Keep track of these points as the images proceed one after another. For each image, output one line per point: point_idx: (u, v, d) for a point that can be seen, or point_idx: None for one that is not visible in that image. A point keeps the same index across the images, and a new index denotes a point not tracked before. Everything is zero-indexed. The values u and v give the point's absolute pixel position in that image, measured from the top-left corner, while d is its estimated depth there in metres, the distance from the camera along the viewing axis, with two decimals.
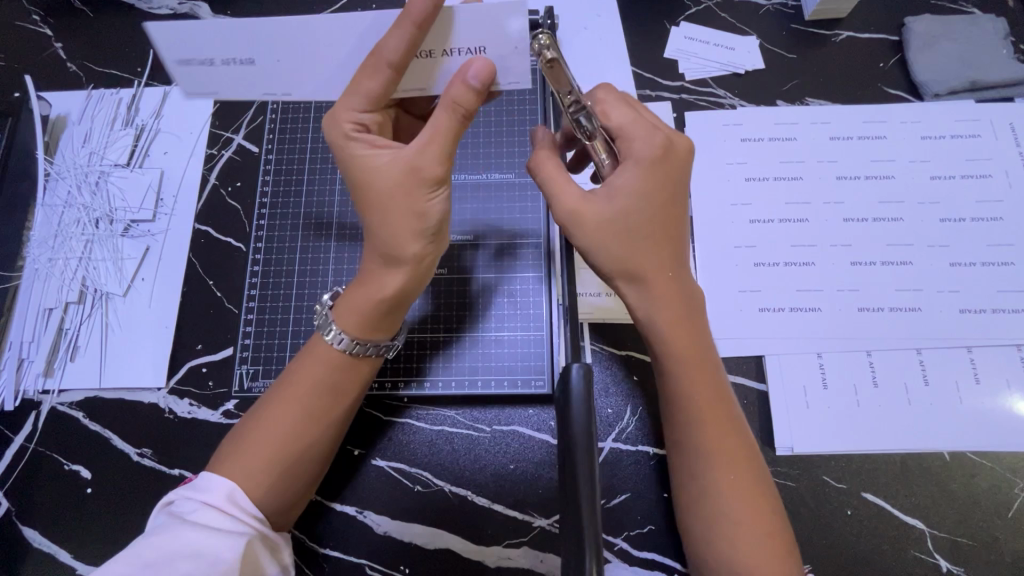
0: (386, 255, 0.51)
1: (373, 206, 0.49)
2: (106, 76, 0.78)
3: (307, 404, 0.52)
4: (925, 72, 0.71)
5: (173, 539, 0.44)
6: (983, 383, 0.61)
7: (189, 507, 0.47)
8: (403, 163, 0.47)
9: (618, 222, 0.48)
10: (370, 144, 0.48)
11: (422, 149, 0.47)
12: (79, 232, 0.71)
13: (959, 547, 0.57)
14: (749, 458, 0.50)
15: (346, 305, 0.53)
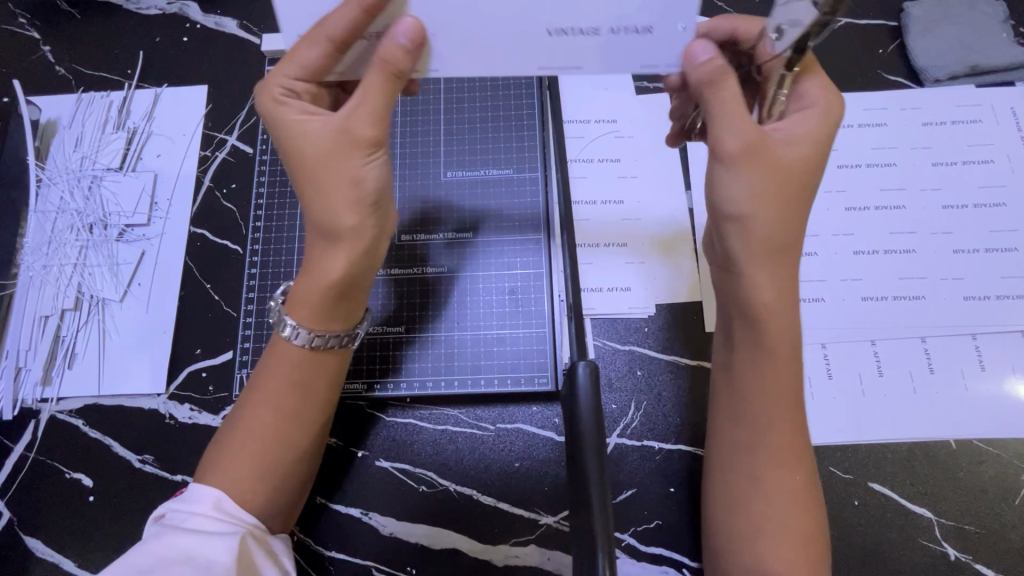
0: (327, 240, 0.49)
1: (315, 188, 0.48)
2: (96, 79, 0.77)
3: (286, 396, 0.52)
4: (924, 58, 0.71)
5: (167, 544, 0.44)
6: (988, 369, 0.60)
7: (181, 515, 0.47)
8: (331, 128, 0.48)
9: (806, 185, 0.48)
10: (346, 106, 0.48)
11: (352, 113, 0.47)
12: (73, 238, 0.70)
13: (967, 535, 0.57)
14: (800, 446, 0.49)
15: (297, 299, 0.51)
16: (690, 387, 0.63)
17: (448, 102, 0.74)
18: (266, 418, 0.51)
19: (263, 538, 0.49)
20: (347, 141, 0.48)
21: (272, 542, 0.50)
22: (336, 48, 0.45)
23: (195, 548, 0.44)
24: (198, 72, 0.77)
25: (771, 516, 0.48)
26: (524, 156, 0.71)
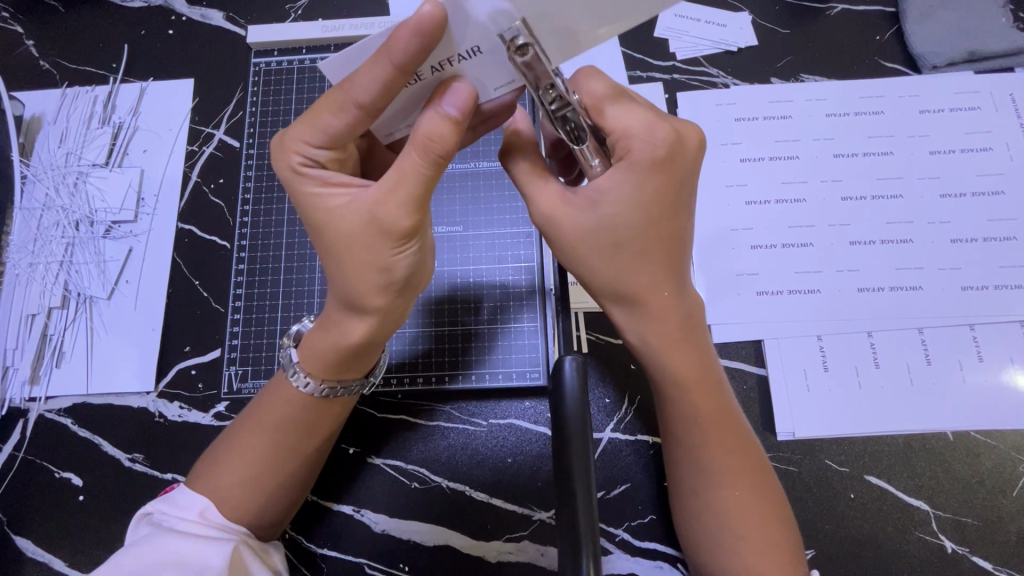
0: (346, 301, 0.47)
1: (331, 253, 0.45)
2: (81, 73, 0.76)
3: (282, 435, 0.51)
4: (922, 44, 0.69)
5: (156, 547, 0.44)
6: (986, 360, 0.60)
7: (170, 520, 0.47)
8: (363, 210, 0.43)
9: (606, 235, 0.45)
10: (375, 188, 0.43)
11: (382, 198, 0.42)
12: (59, 235, 0.69)
13: (964, 527, 0.56)
14: (750, 466, 0.49)
15: (309, 350, 0.50)
16: None
17: None
18: (259, 455, 0.50)
19: (255, 544, 0.49)
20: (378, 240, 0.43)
21: (265, 548, 0.50)
22: (370, 115, 0.41)
23: (188, 553, 0.44)
24: (184, 65, 0.76)
25: (715, 534, 0.48)
26: None
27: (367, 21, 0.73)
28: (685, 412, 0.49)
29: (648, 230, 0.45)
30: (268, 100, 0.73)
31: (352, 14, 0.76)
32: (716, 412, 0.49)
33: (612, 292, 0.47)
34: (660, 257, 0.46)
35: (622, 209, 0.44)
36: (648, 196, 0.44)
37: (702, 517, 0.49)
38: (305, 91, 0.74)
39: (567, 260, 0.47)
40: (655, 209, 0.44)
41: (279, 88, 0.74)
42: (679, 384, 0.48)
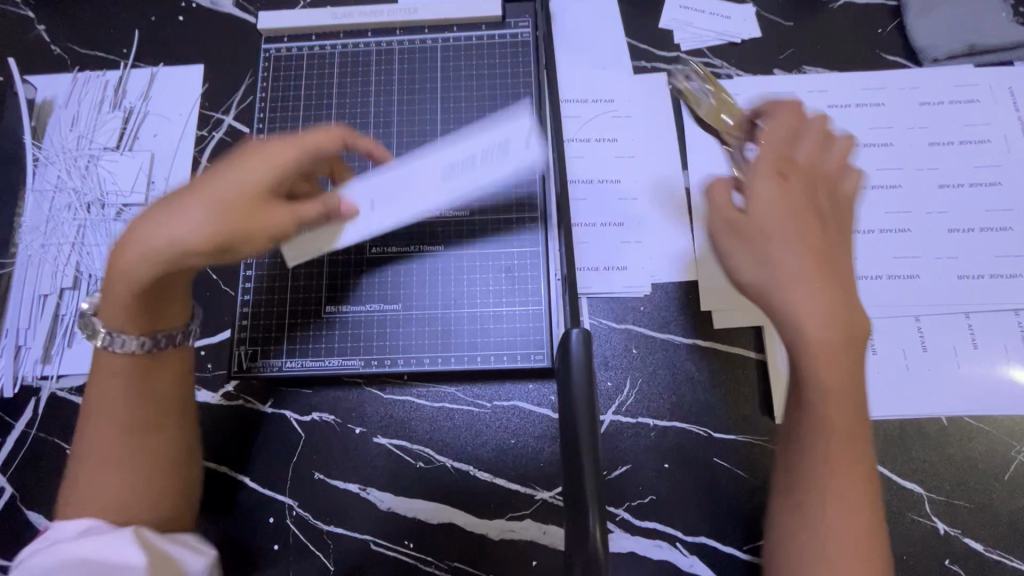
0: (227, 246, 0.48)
1: (219, 183, 0.49)
2: (92, 58, 0.77)
3: (148, 387, 0.52)
4: (923, 37, 0.70)
5: (72, 546, 0.46)
6: (981, 348, 0.61)
7: (72, 518, 0.49)
8: (268, 156, 0.51)
9: (738, 221, 0.47)
10: (278, 147, 0.51)
11: (269, 155, 0.51)
12: (71, 218, 0.71)
13: (956, 510, 0.58)
14: (866, 487, 0.43)
15: (153, 298, 0.51)
16: (687, 363, 0.63)
17: (446, 78, 0.72)
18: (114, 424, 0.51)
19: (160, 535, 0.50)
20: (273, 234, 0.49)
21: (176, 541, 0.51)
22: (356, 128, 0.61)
23: (102, 558, 0.45)
24: (195, 51, 0.77)
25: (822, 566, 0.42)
26: None
27: (376, 8, 0.73)
28: (819, 423, 0.44)
29: (800, 219, 0.46)
30: (278, 83, 0.73)
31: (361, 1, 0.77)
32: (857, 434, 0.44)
33: (788, 316, 0.44)
34: (807, 249, 0.45)
35: (757, 204, 0.47)
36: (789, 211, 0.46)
37: (813, 548, 0.43)
38: (314, 78, 0.73)
39: (736, 266, 0.47)
40: (801, 204, 0.47)
41: (289, 76, 0.73)
42: (811, 388, 0.44)
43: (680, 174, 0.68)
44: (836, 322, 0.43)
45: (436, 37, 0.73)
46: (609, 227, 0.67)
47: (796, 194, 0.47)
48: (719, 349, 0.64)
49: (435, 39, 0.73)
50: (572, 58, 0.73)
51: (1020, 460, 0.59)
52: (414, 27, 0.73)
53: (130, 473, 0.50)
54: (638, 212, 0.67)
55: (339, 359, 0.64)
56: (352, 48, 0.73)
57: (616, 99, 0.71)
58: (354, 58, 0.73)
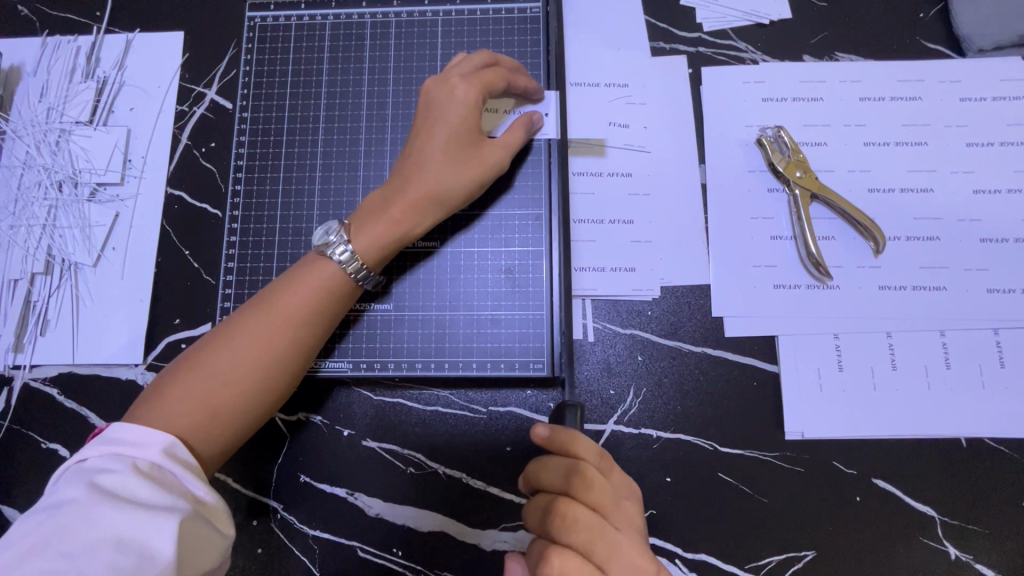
0: (451, 156, 0.56)
1: (445, 105, 0.57)
2: (62, 21, 0.71)
3: (323, 300, 0.54)
4: (969, 25, 0.64)
5: (95, 518, 0.40)
6: (1006, 366, 0.57)
7: (105, 472, 0.43)
8: (470, 85, 0.57)
9: None
10: (464, 83, 0.57)
11: (472, 87, 0.57)
12: (42, 197, 0.66)
13: (970, 535, 0.55)
14: None
15: (369, 229, 0.55)
16: (695, 373, 0.60)
17: (446, 55, 0.66)
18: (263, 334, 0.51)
19: (205, 503, 0.46)
20: (443, 195, 0.56)
21: (217, 512, 0.46)
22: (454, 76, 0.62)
23: (123, 533, 0.41)
24: (174, 17, 0.71)
25: None
26: None
27: None
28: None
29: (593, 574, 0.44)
30: (264, 57, 0.67)
31: None
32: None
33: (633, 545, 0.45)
34: None
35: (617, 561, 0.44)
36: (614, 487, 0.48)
37: None
38: (304, 51, 0.67)
39: None
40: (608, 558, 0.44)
41: (276, 47, 0.67)
42: None
43: (696, 169, 0.63)
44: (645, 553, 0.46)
45: (437, 9, 0.67)
46: (618, 224, 0.63)
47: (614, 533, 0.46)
48: (730, 359, 0.60)
49: (436, 12, 0.67)
50: (584, 37, 0.67)
51: None
52: None
53: (211, 393, 0.49)
54: (649, 209, 0.63)
55: (327, 359, 0.60)
56: (346, 19, 0.67)
57: (631, 83, 0.65)
58: (347, 31, 0.67)
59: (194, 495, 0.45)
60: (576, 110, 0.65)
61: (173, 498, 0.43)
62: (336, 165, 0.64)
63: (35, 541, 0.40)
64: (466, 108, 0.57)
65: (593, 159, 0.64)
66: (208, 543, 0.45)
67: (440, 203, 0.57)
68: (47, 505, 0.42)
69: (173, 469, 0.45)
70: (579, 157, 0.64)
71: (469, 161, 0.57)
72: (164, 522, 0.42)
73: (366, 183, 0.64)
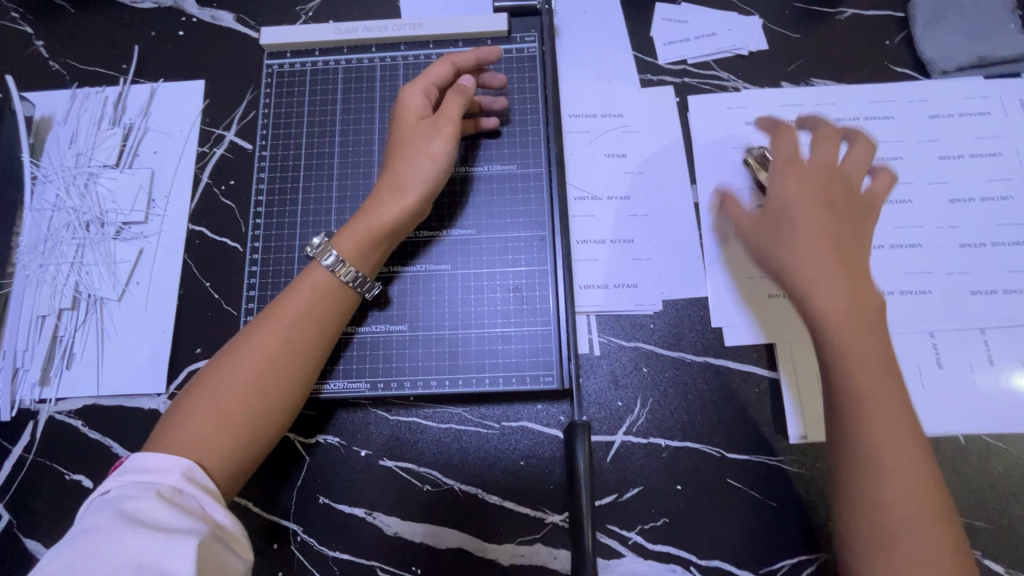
0: (405, 153, 0.60)
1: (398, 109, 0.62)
2: (90, 74, 0.76)
3: (317, 303, 0.55)
4: (932, 49, 0.70)
5: (118, 541, 0.40)
6: (995, 364, 0.60)
7: (127, 499, 0.43)
8: (417, 86, 0.62)
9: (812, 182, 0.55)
10: (412, 85, 0.62)
11: (416, 85, 0.62)
12: (70, 236, 0.69)
13: (976, 531, 0.57)
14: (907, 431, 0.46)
15: (345, 231, 0.58)
16: (699, 382, 0.62)
17: None
18: (270, 337, 0.53)
19: (223, 529, 0.45)
20: (402, 188, 0.58)
21: (235, 539, 0.46)
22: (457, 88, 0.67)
23: (145, 555, 0.40)
24: (195, 67, 0.76)
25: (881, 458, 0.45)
26: (526, 149, 0.68)
27: (379, 22, 0.72)
28: (842, 372, 0.47)
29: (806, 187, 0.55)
30: (281, 100, 0.72)
31: (362, 14, 0.76)
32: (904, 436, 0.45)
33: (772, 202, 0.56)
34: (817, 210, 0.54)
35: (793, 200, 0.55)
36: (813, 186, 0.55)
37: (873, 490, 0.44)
38: (318, 94, 0.72)
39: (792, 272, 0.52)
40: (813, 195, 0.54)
41: (292, 91, 0.72)
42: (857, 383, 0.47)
43: (688, 189, 0.68)
44: (812, 220, 0.53)
45: (441, 51, 0.72)
46: (617, 244, 0.66)
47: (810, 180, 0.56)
48: (731, 367, 0.63)
49: (440, 53, 0.72)
50: (576, 72, 0.72)
51: None
52: (417, 42, 0.72)
53: (225, 413, 0.49)
54: (648, 227, 0.67)
55: (344, 381, 0.63)
56: (357, 64, 0.72)
57: (624, 112, 0.70)
58: (357, 74, 0.72)
59: (214, 521, 0.45)
60: (573, 138, 0.70)
61: (192, 522, 0.43)
62: (349, 196, 0.68)
63: (60, 569, 0.39)
64: (405, 112, 0.61)
65: (592, 184, 0.68)
66: (227, 571, 0.44)
67: (404, 195, 0.58)
68: (69, 538, 0.42)
69: (193, 494, 0.45)
70: (578, 181, 0.68)
71: (422, 152, 0.60)
72: (183, 543, 0.41)
73: None
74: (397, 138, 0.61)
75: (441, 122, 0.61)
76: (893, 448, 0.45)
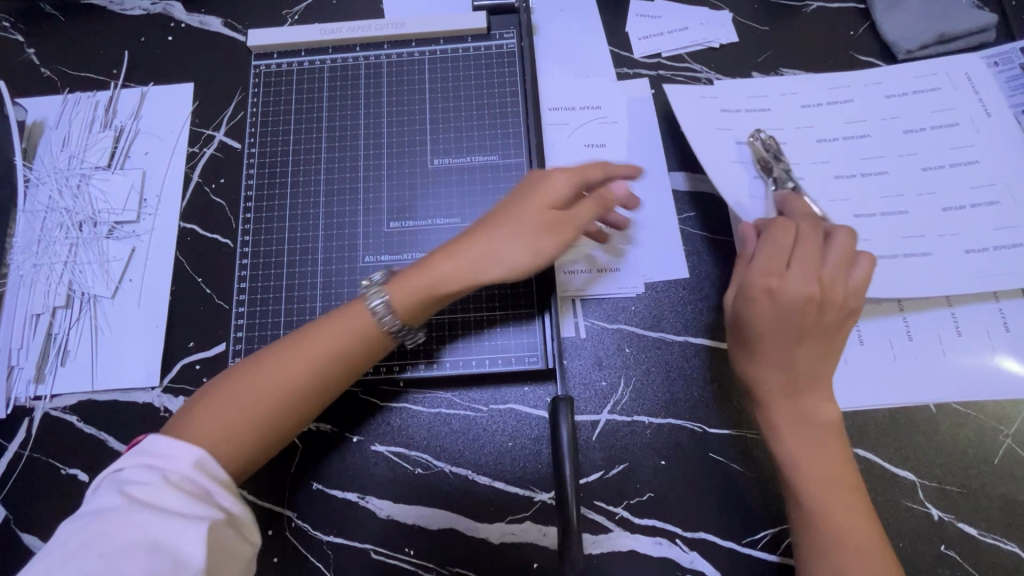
0: (511, 233, 0.58)
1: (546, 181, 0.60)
2: (81, 79, 0.78)
3: (350, 322, 0.56)
4: (894, 32, 0.73)
5: (127, 526, 0.41)
6: (963, 335, 0.62)
7: (133, 484, 0.44)
8: (570, 178, 0.59)
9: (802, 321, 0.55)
10: (560, 175, 0.60)
11: (564, 176, 0.60)
12: (63, 236, 0.71)
13: (949, 495, 0.59)
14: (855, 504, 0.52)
15: (404, 292, 0.56)
16: (680, 361, 0.64)
17: (433, 89, 0.73)
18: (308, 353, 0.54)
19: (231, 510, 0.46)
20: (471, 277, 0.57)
21: (245, 519, 0.47)
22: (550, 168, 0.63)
23: (156, 537, 0.41)
24: (184, 70, 0.78)
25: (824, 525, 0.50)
26: (507, 142, 0.71)
27: (364, 22, 0.74)
28: (794, 470, 0.53)
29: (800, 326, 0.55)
30: (268, 99, 0.74)
31: (347, 16, 0.78)
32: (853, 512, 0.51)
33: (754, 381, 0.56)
34: (800, 322, 0.55)
35: (777, 326, 0.55)
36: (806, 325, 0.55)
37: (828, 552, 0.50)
38: (305, 93, 0.74)
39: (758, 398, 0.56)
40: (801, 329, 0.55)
41: (280, 90, 0.74)
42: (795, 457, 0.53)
43: (665, 176, 0.70)
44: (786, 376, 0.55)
45: (424, 49, 0.74)
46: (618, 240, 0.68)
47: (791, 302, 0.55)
48: (711, 346, 0.65)
49: (422, 52, 0.74)
50: (555, 67, 0.75)
51: (1007, 444, 0.60)
52: (401, 41, 0.75)
53: (251, 406, 0.51)
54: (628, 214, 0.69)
55: None
56: (342, 63, 0.75)
57: (602, 104, 0.73)
58: (343, 72, 0.74)
59: (221, 503, 0.46)
60: (553, 130, 0.72)
61: (198, 505, 0.44)
62: (337, 189, 0.70)
63: (76, 544, 0.41)
64: (546, 193, 0.59)
65: None
66: (235, 553, 0.45)
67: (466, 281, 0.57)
68: (83, 514, 0.43)
69: (198, 479, 0.46)
70: (558, 171, 0.71)
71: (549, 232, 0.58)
72: (192, 527, 0.42)
73: (366, 207, 0.69)
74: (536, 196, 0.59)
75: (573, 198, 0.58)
76: (844, 518, 0.50)
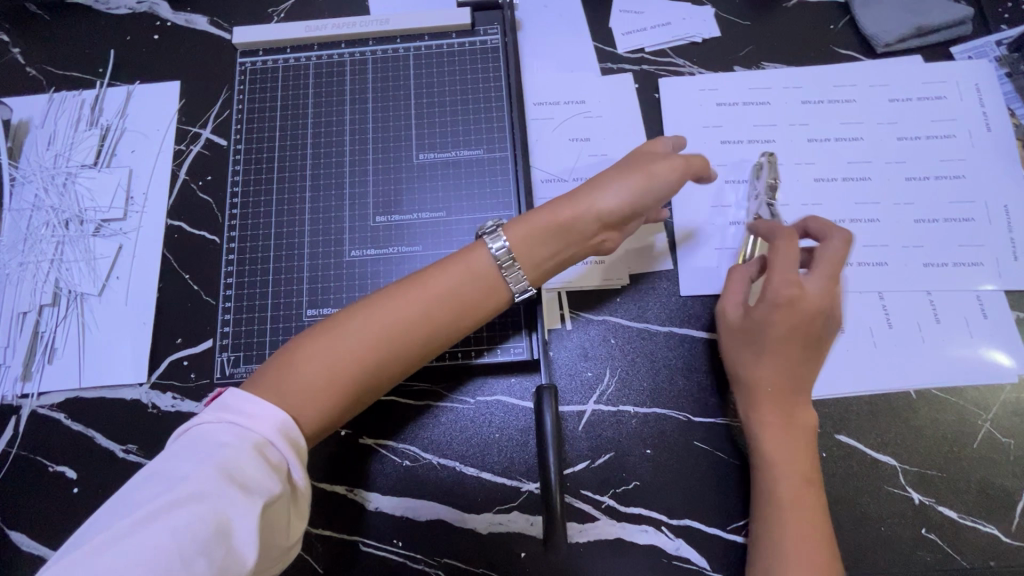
0: (574, 225, 0.56)
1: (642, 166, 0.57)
2: (67, 78, 0.78)
3: (474, 284, 0.54)
4: (873, 26, 0.74)
5: (204, 495, 0.39)
6: (942, 322, 0.63)
7: (223, 443, 0.43)
8: (671, 171, 0.57)
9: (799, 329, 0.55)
10: (669, 166, 0.57)
11: (669, 169, 0.57)
12: (49, 234, 0.71)
13: (929, 479, 0.60)
14: (812, 506, 0.53)
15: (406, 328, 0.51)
16: (665, 352, 0.65)
17: (418, 85, 0.74)
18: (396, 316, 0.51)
19: (296, 491, 0.45)
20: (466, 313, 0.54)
21: (301, 505, 0.46)
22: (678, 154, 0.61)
23: (226, 513, 0.39)
24: (170, 68, 0.78)
25: (783, 516, 0.53)
26: (492, 136, 0.71)
27: (348, 19, 0.75)
28: (768, 463, 0.55)
29: (796, 335, 0.55)
30: (254, 96, 0.74)
31: (332, 13, 0.79)
32: (809, 512, 0.52)
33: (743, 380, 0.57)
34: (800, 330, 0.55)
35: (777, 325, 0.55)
36: (803, 337, 0.55)
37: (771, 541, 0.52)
38: (290, 89, 0.74)
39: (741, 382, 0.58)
40: (796, 340, 0.55)
41: (265, 87, 0.74)
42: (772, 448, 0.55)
43: None
44: (775, 374, 0.56)
45: (409, 45, 0.75)
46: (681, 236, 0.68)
47: (800, 315, 0.55)
48: (694, 336, 0.65)
49: (407, 48, 0.75)
50: (539, 62, 0.76)
51: (986, 429, 0.61)
52: (385, 37, 0.75)
53: (332, 361, 0.49)
54: None
55: None
56: (327, 60, 0.75)
57: (587, 99, 0.74)
58: (328, 69, 0.75)
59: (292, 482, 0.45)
60: (539, 125, 0.73)
61: (275, 482, 0.43)
62: (324, 185, 0.71)
63: (150, 510, 0.38)
64: (641, 184, 0.56)
65: (557, 167, 0.71)
66: (285, 534, 0.44)
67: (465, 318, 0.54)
68: (158, 473, 0.41)
69: (283, 450, 0.45)
70: (544, 165, 0.71)
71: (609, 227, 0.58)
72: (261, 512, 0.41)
73: (352, 202, 0.70)
74: (627, 164, 0.58)
75: (679, 169, 0.57)
76: (800, 519, 0.52)
